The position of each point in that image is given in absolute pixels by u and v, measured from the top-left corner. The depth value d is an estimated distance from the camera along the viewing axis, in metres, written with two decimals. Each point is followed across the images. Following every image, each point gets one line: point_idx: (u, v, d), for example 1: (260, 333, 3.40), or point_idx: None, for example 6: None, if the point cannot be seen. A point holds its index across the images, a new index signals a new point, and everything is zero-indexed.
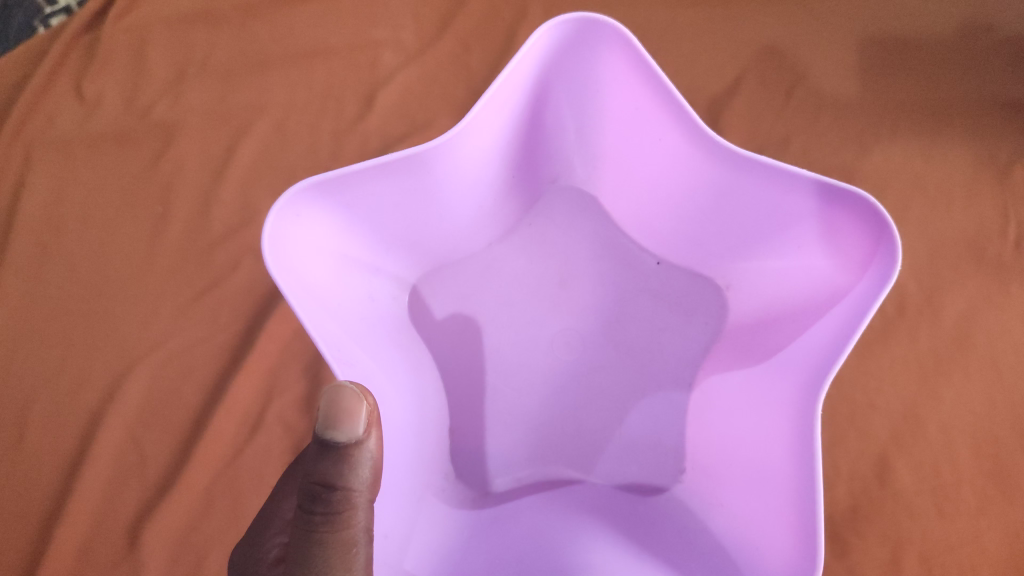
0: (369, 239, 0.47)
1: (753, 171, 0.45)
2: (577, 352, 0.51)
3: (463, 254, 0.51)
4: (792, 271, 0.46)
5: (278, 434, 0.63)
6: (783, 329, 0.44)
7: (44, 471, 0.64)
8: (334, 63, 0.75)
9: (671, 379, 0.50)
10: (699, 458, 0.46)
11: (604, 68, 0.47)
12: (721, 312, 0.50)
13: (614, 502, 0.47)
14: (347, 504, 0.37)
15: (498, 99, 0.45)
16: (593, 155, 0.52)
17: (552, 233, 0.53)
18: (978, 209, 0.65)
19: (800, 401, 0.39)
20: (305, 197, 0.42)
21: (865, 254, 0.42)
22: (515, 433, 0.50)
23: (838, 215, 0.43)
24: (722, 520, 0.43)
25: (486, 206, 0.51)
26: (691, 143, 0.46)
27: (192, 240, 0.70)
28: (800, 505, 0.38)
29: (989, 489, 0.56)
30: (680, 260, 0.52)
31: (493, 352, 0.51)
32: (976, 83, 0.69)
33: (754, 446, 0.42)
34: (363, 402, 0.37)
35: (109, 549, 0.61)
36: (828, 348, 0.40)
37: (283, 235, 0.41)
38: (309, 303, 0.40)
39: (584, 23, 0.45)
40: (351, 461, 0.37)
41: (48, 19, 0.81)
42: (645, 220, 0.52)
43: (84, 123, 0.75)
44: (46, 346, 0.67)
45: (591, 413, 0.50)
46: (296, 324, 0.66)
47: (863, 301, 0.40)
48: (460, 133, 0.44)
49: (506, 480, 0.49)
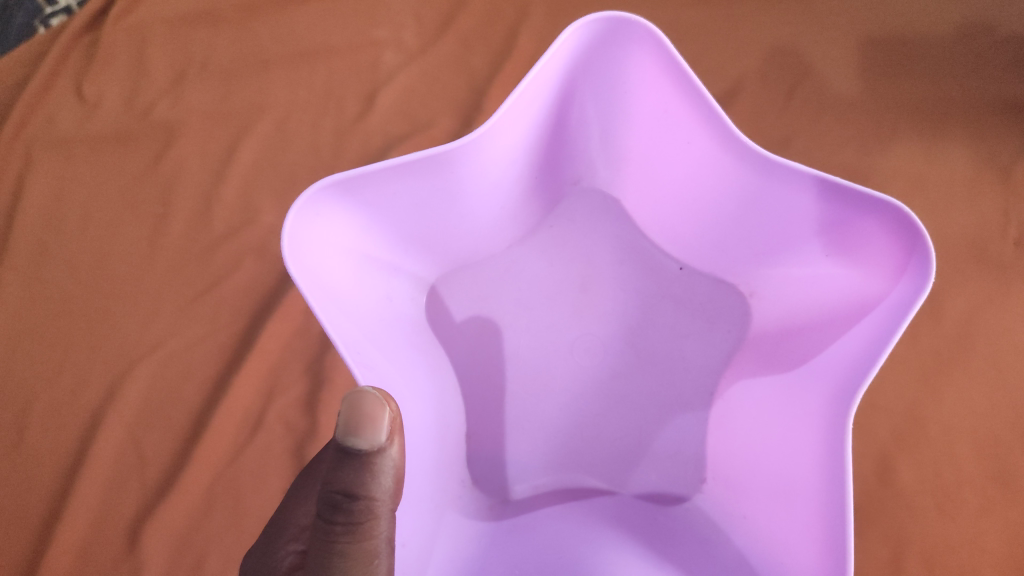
0: (389, 239, 0.47)
1: (781, 175, 0.44)
2: (598, 358, 0.51)
3: (482, 256, 0.51)
4: (818, 279, 0.46)
5: (279, 435, 0.62)
6: (808, 338, 0.44)
7: (43, 472, 0.62)
8: (335, 63, 0.75)
9: (692, 386, 0.49)
10: (722, 469, 0.46)
11: (632, 69, 0.47)
12: (744, 319, 0.50)
13: (633, 511, 0.47)
14: (369, 514, 0.37)
15: (524, 100, 0.44)
16: (616, 157, 0.52)
17: (572, 237, 0.53)
18: (977, 209, 0.65)
19: (831, 412, 0.39)
20: (326, 195, 0.41)
21: (896, 264, 0.41)
22: (535, 439, 0.50)
23: (870, 223, 0.42)
24: (744, 532, 0.43)
25: (508, 207, 0.50)
26: (719, 147, 0.46)
27: (192, 240, 0.69)
28: (828, 523, 0.37)
29: (990, 488, 0.56)
30: (702, 265, 0.52)
31: (512, 356, 0.51)
32: (977, 82, 0.69)
33: (781, 458, 0.42)
34: (385, 408, 0.36)
35: (108, 550, 0.60)
36: (858, 357, 0.39)
37: (303, 234, 0.40)
38: (328, 304, 0.40)
39: (614, 22, 0.44)
40: (373, 468, 0.37)
41: (48, 19, 0.80)
42: (667, 223, 0.52)
43: (85, 122, 0.74)
44: (45, 349, 0.66)
45: (612, 419, 0.50)
46: (297, 324, 0.66)
47: (896, 312, 0.39)
48: (484, 135, 0.43)
49: (525, 487, 0.49)
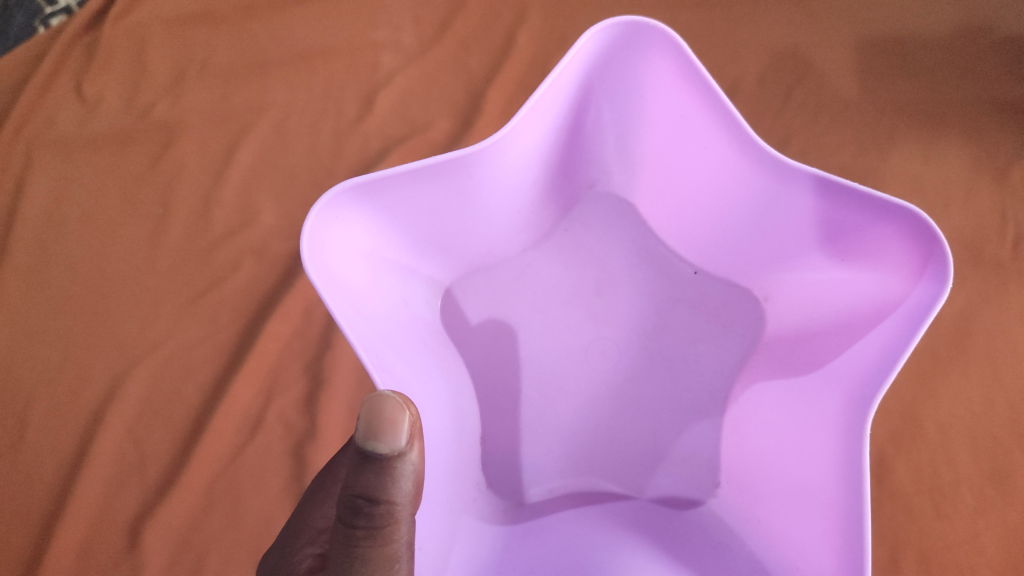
0: (406, 243, 0.46)
1: (798, 179, 0.45)
2: (612, 362, 0.51)
3: (497, 260, 0.51)
4: (834, 285, 0.46)
5: (278, 436, 0.62)
6: (823, 342, 0.45)
7: (42, 473, 0.61)
8: (334, 63, 0.75)
9: (705, 390, 0.50)
10: (737, 473, 0.46)
11: (649, 73, 0.47)
12: (758, 323, 0.50)
13: (648, 515, 0.47)
14: (390, 519, 0.37)
15: (542, 103, 0.44)
16: (631, 162, 0.52)
17: (587, 241, 0.53)
18: (974, 210, 0.66)
19: (849, 415, 0.39)
20: (345, 198, 0.41)
21: (913, 268, 0.42)
22: (550, 443, 0.50)
23: (886, 229, 0.42)
24: (759, 536, 0.43)
25: (523, 211, 0.50)
26: (735, 151, 0.46)
27: (192, 240, 0.68)
28: (847, 527, 0.38)
29: (987, 488, 0.57)
30: (717, 269, 0.52)
31: (527, 359, 0.51)
32: (975, 84, 0.70)
33: (798, 463, 0.42)
34: (406, 412, 0.36)
35: (107, 552, 0.59)
36: (876, 362, 0.40)
37: (322, 238, 0.40)
38: (347, 308, 0.39)
39: (632, 27, 0.45)
40: (393, 473, 0.37)
41: (48, 19, 0.79)
42: (681, 228, 0.53)
43: (85, 122, 0.73)
44: (44, 351, 0.65)
45: (627, 423, 0.50)
46: (297, 325, 0.65)
47: (914, 315, 0.40)
48: (503, 139, 0.43)
49: (539, 491, 0.49)
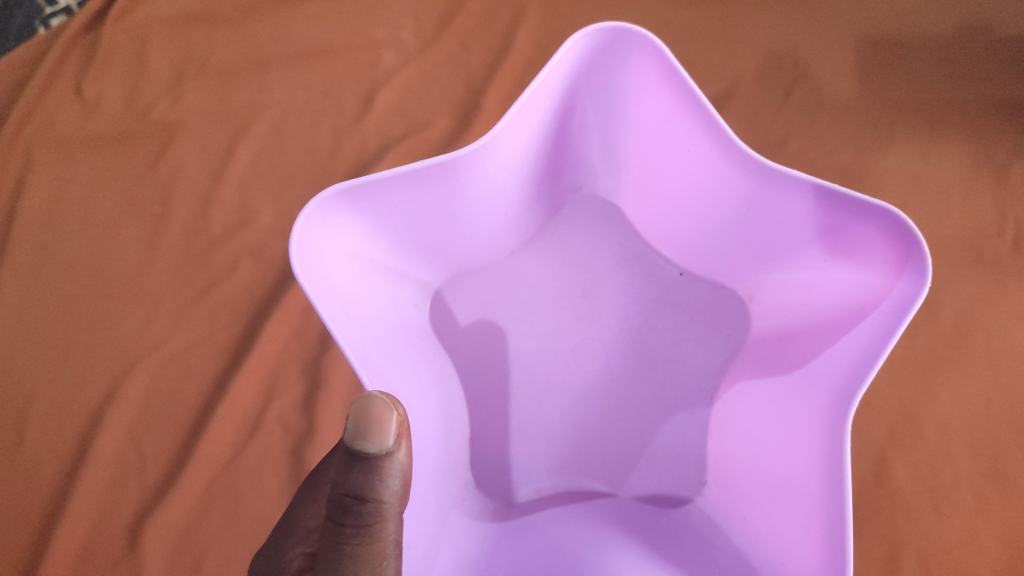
0: (394, 246, 0.47)
1: (781, 182, 0.45)
2: (599, 363, 0.52)
3: (485, 262, 0.52)
4: (817, 285, 0.46)
5: (277, 435, 0.62)
6: (806, 343, 0.45)
7: (43, 472, 0.62)
8: (334, 63, 0.75)
9: (691, 391, 0.50)
10: (722, 471, 0.47)
11: (634, 78, 0.47)
12: (743, 324, 0.50)
13: (635, 513, 0.48)
14: (378, 517, 0.37)
15: (528, 108, 0.45)
16: (617, 164, 0.52)
17: (575, 243, 0.53)
18: (974, 209, 0.66)
19: (829, 416, 0.39)
20: (334, 203, 0.41)
21: (894, 267, 0.42)
22: (538, 443, 0.50)
23: (867, 230, 0.43)
24: (744, 533, 0.43)
25: (511, 213, 0.51)
26: (719, 155, 0.47)
27: (191, 241, 0.69)
28: (829, 524, 0.38)
29: (987, 488, 0.57)
30: (703, 270, 0.52)
31: (515, 360, 0.51)
32: (975, 82, 0.70)
33: (781, 462, 0.43)
34: (394, 412, 0.37)
35: (108, 551, 0.60)
36: (857, 362, 0.40)
37: (311, 241, 0.41)
38: (335, 310, 0.40)
39: (616, 32, 0.45)
40: (381, 472, 0.37)
41: (48, 19, 0.80)
42: (668, 230, 0.53)
43: (85, 123, 0.74)
44: (45, 349, 0.66)
45: (614, 423, 0.50)
46: (296, 325, 0.66)
47: (894, 315, 0.40)
48: (489, 143, 0.44)
49: (529, 490, 0.49)
